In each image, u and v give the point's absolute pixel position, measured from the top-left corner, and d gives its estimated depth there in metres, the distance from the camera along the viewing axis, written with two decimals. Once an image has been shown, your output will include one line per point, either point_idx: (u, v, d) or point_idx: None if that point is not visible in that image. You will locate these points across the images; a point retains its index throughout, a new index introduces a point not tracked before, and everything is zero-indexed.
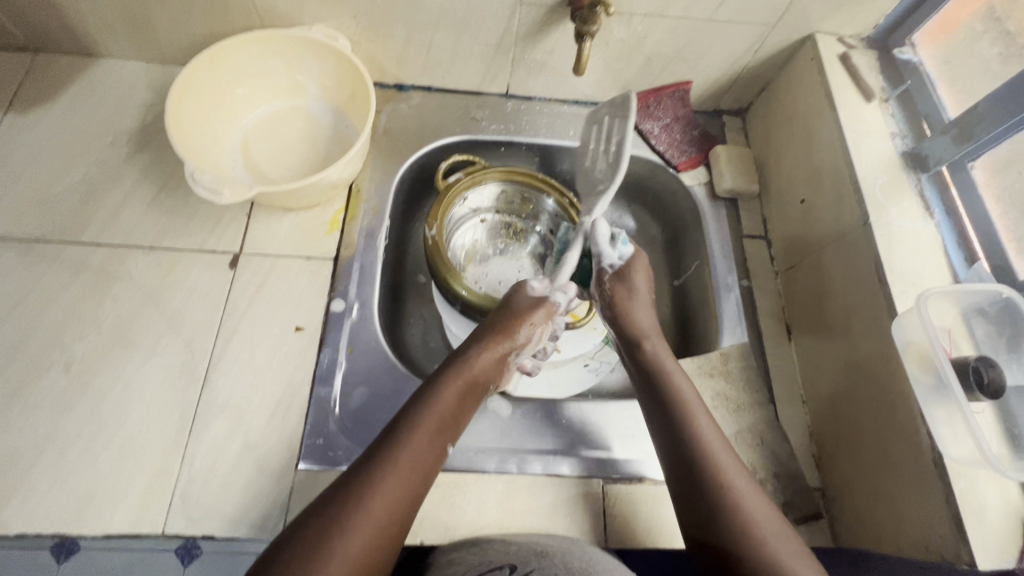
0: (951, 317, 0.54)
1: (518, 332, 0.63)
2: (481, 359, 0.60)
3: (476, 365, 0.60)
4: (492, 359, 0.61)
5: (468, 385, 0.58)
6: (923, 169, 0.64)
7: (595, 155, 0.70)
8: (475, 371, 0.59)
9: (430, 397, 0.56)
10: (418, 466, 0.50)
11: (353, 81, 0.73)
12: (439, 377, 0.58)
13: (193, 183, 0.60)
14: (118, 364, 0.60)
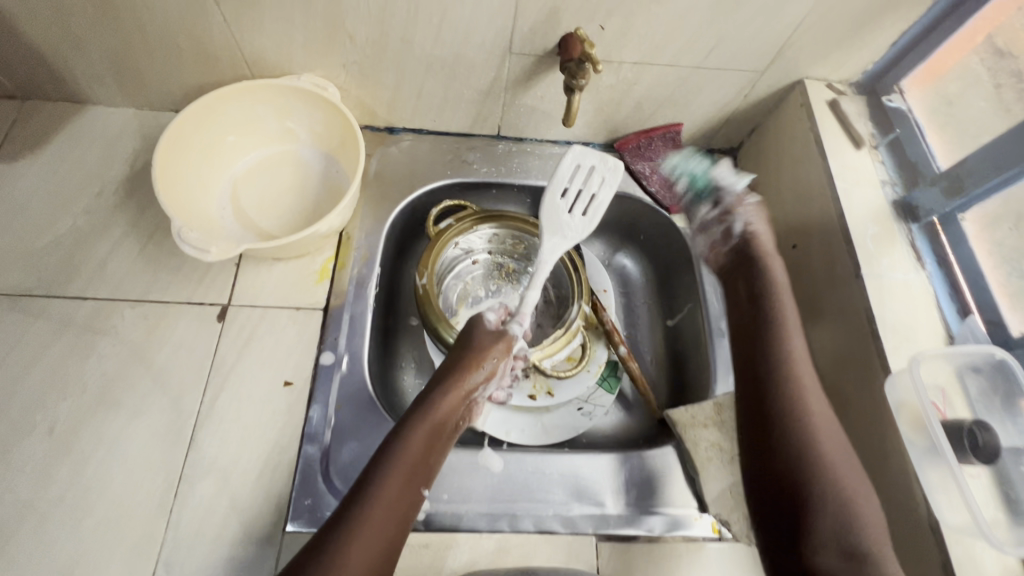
0: (943, 375, 0.53)
1: (482, 371, 0.62)
2: (446, 401, 0.60)
3: (442, 408, 0.59)
4: (458, 399, 0.61)
5: (436, 428, 0.58)
6: (914, 219, 0.64)
7: (571, 207, 0.69)
8: (442, 413, 0.59)
9: (397, 447, 0.56)
10: (385, 519, 0.52)
11: (342, 128, 0.73)
12: (405, 424, 0.57)
13: (179, 242, 0.59)
14: (104, 424, 0.59)
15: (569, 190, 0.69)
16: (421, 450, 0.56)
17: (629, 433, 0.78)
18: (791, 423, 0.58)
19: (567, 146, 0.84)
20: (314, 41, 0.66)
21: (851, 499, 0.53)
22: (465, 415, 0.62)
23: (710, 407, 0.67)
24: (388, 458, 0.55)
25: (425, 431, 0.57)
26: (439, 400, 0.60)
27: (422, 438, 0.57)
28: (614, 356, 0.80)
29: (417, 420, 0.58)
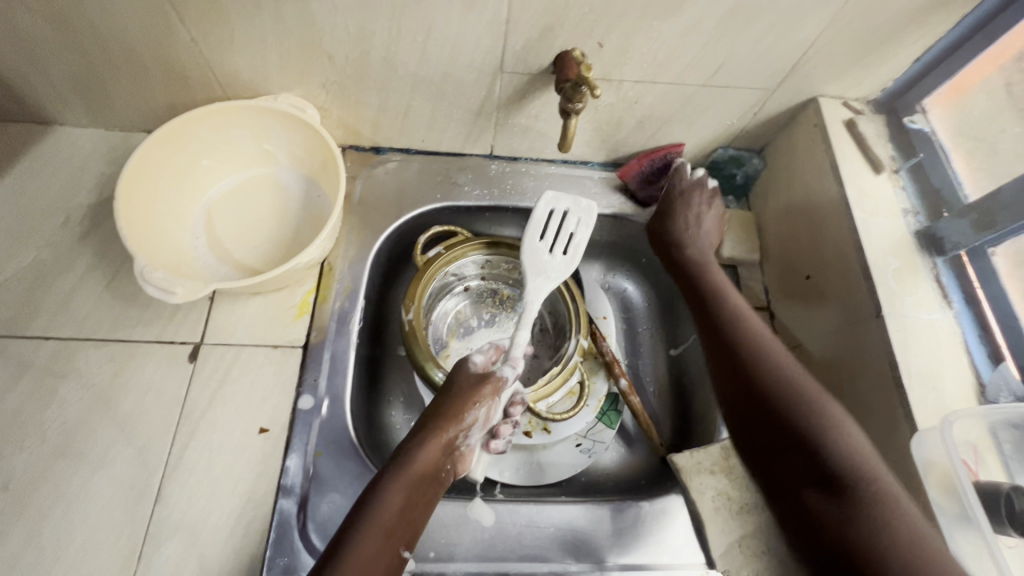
0: (976, 431, 0.49)
1: (464, 416, 0.58)
2: (427, 449, 0.56)
3: (423, 458, 0.55)
4: (440, 447, 0.56)
5: (418, 479, 0.54)
6: (939, 252, 0.59)
7: (553, 249, 0.67)
8: (422, 464, 0.54)
9: (373, 501, 0.51)
10: None
11: (323, 151, 0.68)
12: (383, 476, 0.53)
13: (142, 282, 0.55)
14: (64, 478, 0.55)
15: (547, 233, 0.67)
16: (401, 505, 0.52)
17: (630, 471, 0.73)
18: (755, 373, 0.57)
19: (564, 165, 0.79)
20: (290, 60, 0.61)
21: (836, 435, 0.51)
22: (451, 466, 0.57)
23: (716, 452, 0.62)
24: (365, 512, 0.50)
25: (405, 482, 0.53)
26: (421, 448, 0.55)
27: (402, 491, 0.52)
28: (614, 388, 0.75)
29: (396, 471, 0.53)
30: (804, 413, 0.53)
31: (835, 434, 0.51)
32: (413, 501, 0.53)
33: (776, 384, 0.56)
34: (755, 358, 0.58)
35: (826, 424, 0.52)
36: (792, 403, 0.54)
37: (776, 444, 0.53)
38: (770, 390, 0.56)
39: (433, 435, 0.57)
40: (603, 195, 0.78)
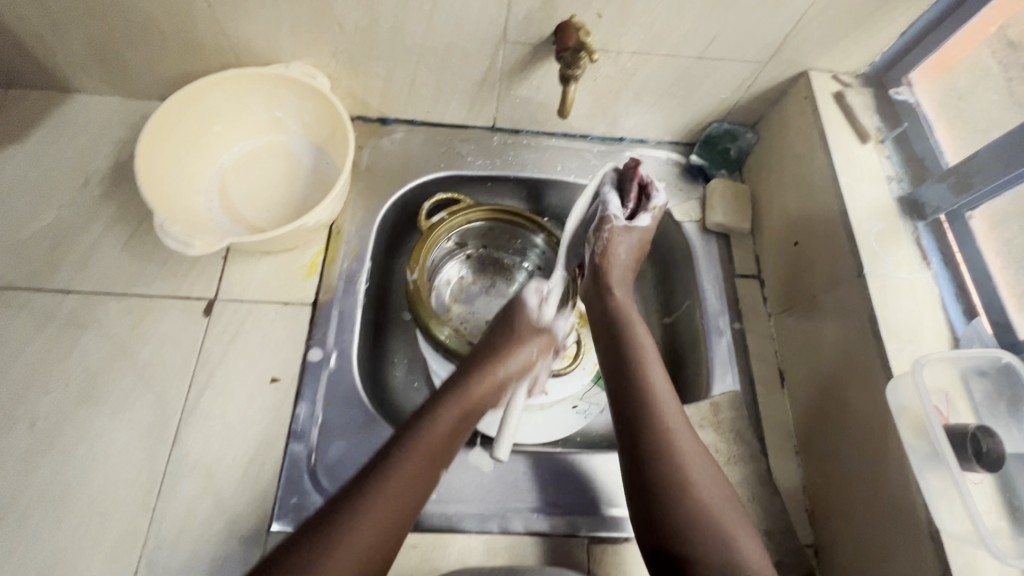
0: (947, 378, 0.52)
1: (519, 353, 0.63)
2: (484, 381, 0.60)
3: (477, 389, 0.59)
4: (494, 385, 0.60)
5: (467, 408, 0.57)
6: (920, 217, 0.62)
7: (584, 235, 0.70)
8: (477, 394, 0.58)
9: (429, 418, 0.55)
10: (400, 496, 0.49)
11: (332, 119, 0.71)
12: (440, 398, 0.57)
13: (161, 235, 0.58)
14: (85, 421, 0.58)
15: (584, 217, 0.70)
16: (454, 427, 0.56)
17: None
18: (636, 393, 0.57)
19: (563, 138, 0.82)
20: (302, 29, 0.64)
21: (689, 486, 0.51)
22: (497, 402, 0.61)
23: (706, 408, 0.66)
24: (418, 430, 0.54)
25: (462, 408, 0.57)
26: (447, 410, 0.56)
27: (458, 415, 0.56)
28: None
29: (454, 396, 0.58)
30: (669, 469, 0.52)
31: (695, 486, 0.51)
32: (437, 459, 0.53)
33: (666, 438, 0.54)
34: (646, 410, 0.56)
35: (697, 484, 0.52)
36: (662, 460, 0.53)
37: (633, 484, 0.53)
38: (648, 425, 0.55)
39: (458, 399, 0.57)
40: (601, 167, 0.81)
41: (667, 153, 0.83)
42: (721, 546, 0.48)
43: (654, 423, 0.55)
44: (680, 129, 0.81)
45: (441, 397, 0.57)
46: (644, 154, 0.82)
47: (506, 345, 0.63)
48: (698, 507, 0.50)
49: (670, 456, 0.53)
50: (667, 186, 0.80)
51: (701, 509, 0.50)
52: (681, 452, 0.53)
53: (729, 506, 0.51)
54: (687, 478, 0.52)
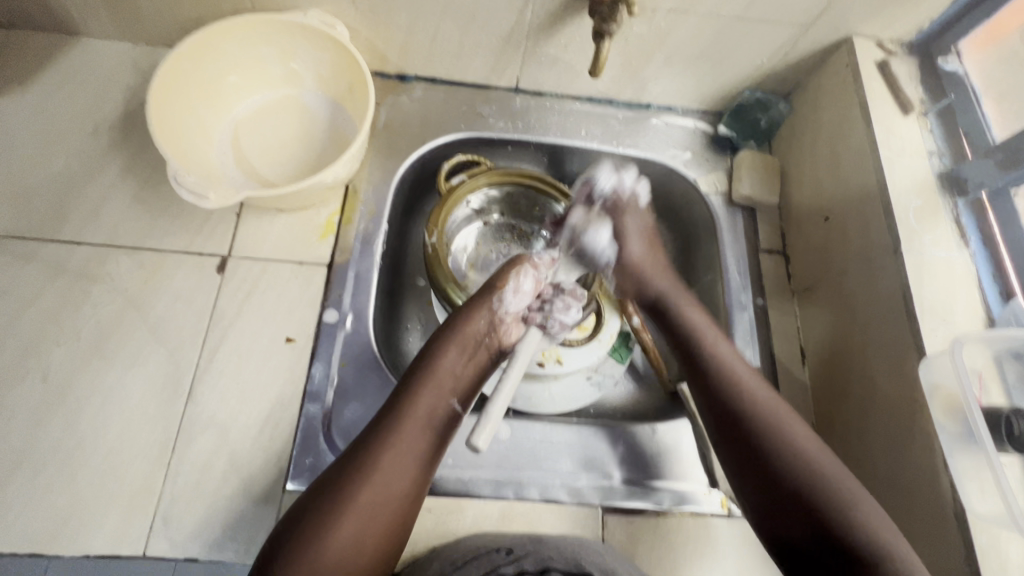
0: (982, 359, 0.50)
1: (505, 287, 0.59)
2: (473, 317, 0.57)
3: (469, 325, 0.57)
4: (487, 319, 0.58)
5: (461, 346, 0.56)
6: (961, 193, 0.60)
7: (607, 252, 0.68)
8: (469, 330, 0.57)
9: (429, 363, 0.54)
10: (411, 439, 0.50)
11: (350, 73, 0.68)
12: (438, 343, 0.56)
13: (176, 186, 0.56)
14: (98, 375, 0.57)
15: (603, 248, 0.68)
16: (453, 367, 0.55)
17: (636, 405, 0.74)
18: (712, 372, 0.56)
19: (588, 102, 0.78)
20: None
21: (797, 453, 0.49)
22: (496, 338, 0.58)
23: None
24: (417, 377, 0.53)
25: (456, 346, 0.56)
26: (421, 389, 0.53)
27: (454, 355, 0.55)
28: (626, 326, 0.76)
29: (447, 336, 0.56)
30: (776, 443, 0.50)
31: (793, 442, 0.50)
32: (423, 439, 0.51)
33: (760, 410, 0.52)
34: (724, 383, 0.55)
35: (802, 451, 0.50)
36: (762, 429, 0.51)
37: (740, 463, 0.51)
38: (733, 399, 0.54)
39: (432, 376, 0.54)
40: (626, 134, 0.78)
41: (695, 122, 0.80)
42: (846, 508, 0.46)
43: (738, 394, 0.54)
44: (710, 97, 0.78)
45: (414, 376, 0.54)
46: (671, 122, 0.79)
47: (473, 318, 0.57)
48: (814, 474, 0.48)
49: (769, 427, 0.51)
50: (693, 156, 0.77)
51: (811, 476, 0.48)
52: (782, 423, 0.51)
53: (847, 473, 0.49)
54: (795, 449, 0.50)
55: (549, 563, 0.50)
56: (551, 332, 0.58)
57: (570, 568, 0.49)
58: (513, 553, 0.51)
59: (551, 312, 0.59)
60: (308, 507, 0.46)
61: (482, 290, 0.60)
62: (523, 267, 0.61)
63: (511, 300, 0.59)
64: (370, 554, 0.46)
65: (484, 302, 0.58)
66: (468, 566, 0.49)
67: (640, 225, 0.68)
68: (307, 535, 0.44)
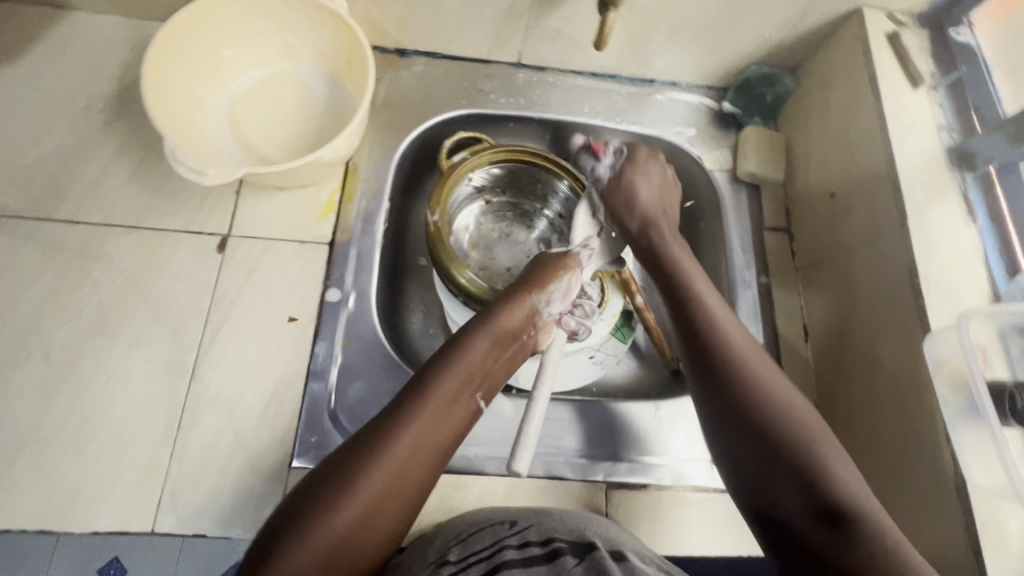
0: (987, 334, 0.50)
1: (552, 283, 0.58)
2: (512, 309, 0.55)
3: (508, 316, 0.55)
4: (525, 311, 0.56)
5: (496, 338, 0.54)
6: (969, 168, 0.59)
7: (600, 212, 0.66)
8: (508, 320, 0.55)
9: (461, 348, 0.52)
10: (432, 431, 0.48)
11: (348, 46, 0.66)
12: (470, 328, 0.54)
13: (174, 163, 0.55)
14: (100, 354, 0.57)
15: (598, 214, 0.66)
16: (485, 355, 0.53)
17: (640, 384, 0.74)
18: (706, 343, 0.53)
19: (590, 77, 0.77)
20: None
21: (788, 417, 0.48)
22: (532, 332, 0.57)
23: None
24: (447, 360, 0.51)
25: (491, 334, 0.54)
26: (448, 374, 0.50)
27: (488, 343, 0.53)
28: (628, 305, 0.75)
29: (482, 323, 0.54)
30: (773, 422, 0.48)
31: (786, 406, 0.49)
32: (443, 431, 0.48)
33: (745, 392, 0.50)
34: (719, 350, 0.52)
35: (794, 421, 0.48)
36: (762, 408, 0.49)
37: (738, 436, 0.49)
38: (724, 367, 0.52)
39: (460, 366, 0.51)
40: (629, 110, 0.76)
41: (700, 98, 0.78)
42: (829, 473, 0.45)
43: (731, 373, 0.51)
44: (715, 72, 0.76)
45: (443, 359, 0.52)
46: (675, 98, 0.78)
47: (515, 311, 0.56)
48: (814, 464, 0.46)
49: (770, 409, 0.49)
50: (698, 133, 0.76)
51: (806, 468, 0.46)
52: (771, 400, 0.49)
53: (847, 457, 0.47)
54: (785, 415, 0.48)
55: (553, 534, 0.50)
56: (577, 337, 0.62)
57: (574, 538, 0.50)
58: (517, 525, 0.52)
59: (580, 318, 0.62)
60: (314, 488, 0.44)
61: (527, 281, 0.58)
62: (574, 269, 0.60)
63: (557, 303, 0.58)
64: (373, 542, 0.44)
65: (531, 296, 0.57)
66: (473, 539, 0.50)
67: (657, 203, 0.64)
68: (312, 516, 0.42)
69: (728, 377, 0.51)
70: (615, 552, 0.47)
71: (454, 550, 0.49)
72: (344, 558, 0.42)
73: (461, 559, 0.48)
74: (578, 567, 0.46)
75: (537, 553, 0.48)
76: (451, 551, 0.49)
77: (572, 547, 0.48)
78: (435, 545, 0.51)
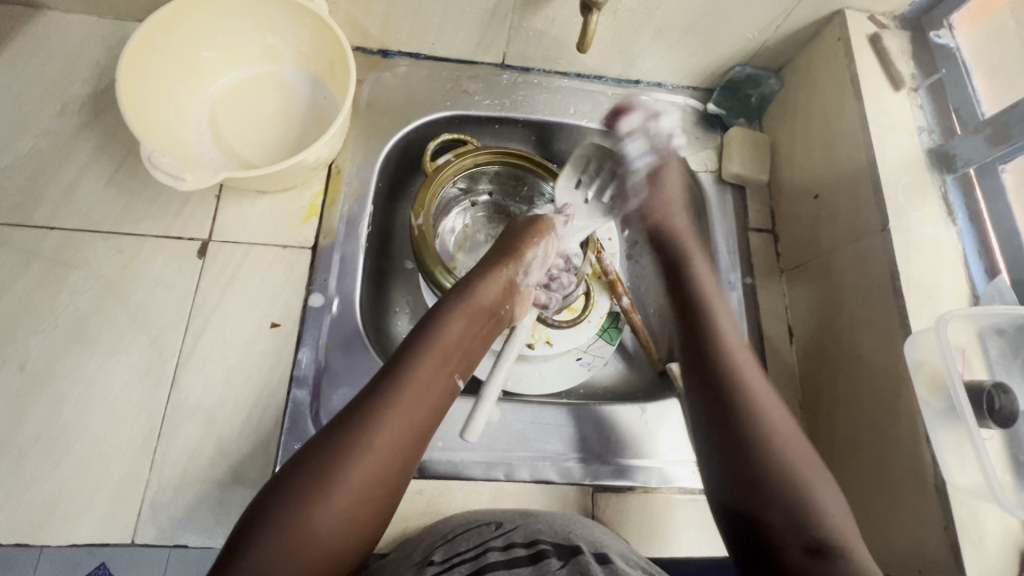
0: (965, 336, 0.50)
1: (524, 257, 0.60)
2: (487, 285, 0.57)
3: (483, 292, 0.56)
4: (498, 287, 0.57)
5: (474, 313, 0.55)
6: (949, 170, 0.59)
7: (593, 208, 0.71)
8: (483, 296, 0.56)
9: (437, 324, 0.53)
10: (414, 412, 0.48)
11: (329, 48, 0.65)
12: (447, 304, 0.54)
13: (150, 167, 0.54)
14: (76, 363, 0.56)
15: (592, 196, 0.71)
16: (462, 331, 0.54)
17: (627, 386, 0.74)
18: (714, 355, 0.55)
19: (576, 78, 0.77)
20: None
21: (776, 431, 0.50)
22: (508, 307, 0.59)
23: None
24: (426, 337, 0.52)
25: (466, 311, 0.54)
26: (428, 354, 0.51)
27: (464, 319, 0.54)
28: (615, 307, 0.74)
29: (458, 300, 0.55)
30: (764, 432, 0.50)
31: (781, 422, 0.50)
32: (418, 411, 0.48)
33: (749, 414, 0.50)
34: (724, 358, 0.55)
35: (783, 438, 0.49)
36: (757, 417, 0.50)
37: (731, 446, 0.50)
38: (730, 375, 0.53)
39: (435, 346, 0.51)
40: None
41: (685, 99, 0.78)
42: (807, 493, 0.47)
43: (741, 397, 0.51)
44: (700, 73, 0.76)
45: (422, 337, 0.52)
46: (661, 99, 0.78)
47: (489, 284, 0.57)
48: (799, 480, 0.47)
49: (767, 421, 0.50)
50: (683, 134, 0.77)
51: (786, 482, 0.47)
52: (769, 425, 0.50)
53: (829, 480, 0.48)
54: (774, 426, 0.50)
55: (538, 536, 0.50)
56: (547, 309, 0.65)
57: (559, 540, 0.50)
58: (502, 526, 0.52)
59: (553, 290, 0.65)
60: (296, 473, 0.44)
61: (502, 253, 0.60)
62: (548, 237, 0.63)
63: (534, 271, 0.61)
64: (359, 529, 0.44)
65: (504, 270, 0.58)
66: (458, 540, 0.50)
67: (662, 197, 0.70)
68: (293, 503, 0.42)
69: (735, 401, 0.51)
70: (599, 556, 0.47)
71: (439, 551, 0.49)
72: (326, 547, 0.42)
73: (445, 560, 0.48)
74: (562, 569, 0.45)
75: (522, 555, 0.48)
76: (436, 552, 0.48)
77: (557, 549, 0.48)
78: (421, 547, 0.50)
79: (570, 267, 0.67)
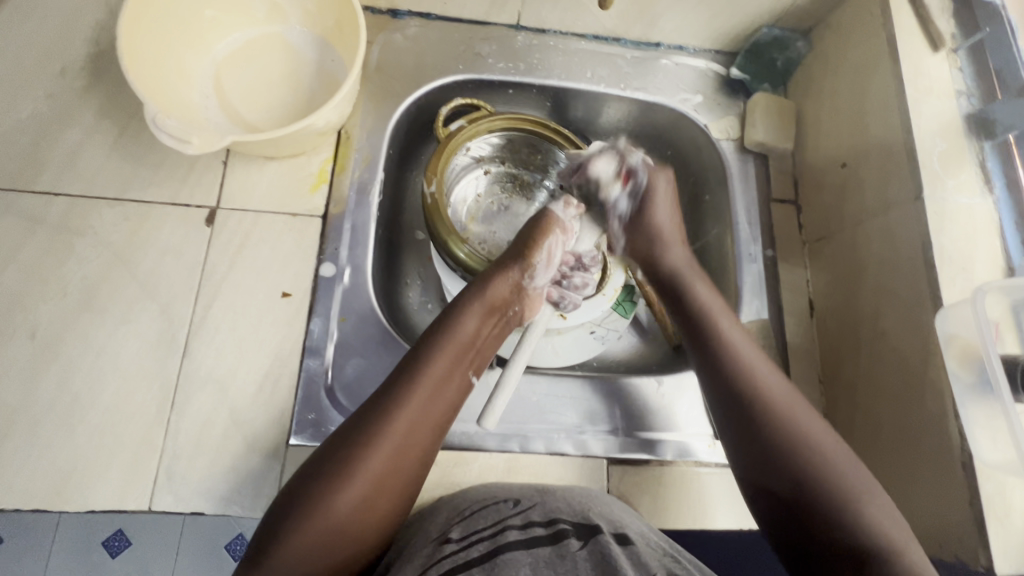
0: (999, 308, 0.48)
1: (536, 255, 0.56)
2: (497, 284, 0.55)
3: (493, 291, 0.54)
4: (507, 286, 0.55)
5: (482, 314, 0.53)
6: (988, 136, 0.57)
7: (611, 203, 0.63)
8: (492, 296, 0.54)
9: (448, 323, 0.52)
10: (427, 408, 0.47)
11: (338, 7, 0.62)
12: (459, 304, 0.53)
13: (154, 130, 0.52)
14: (87, 331, 0.55)
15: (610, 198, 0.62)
16: (473, 331, 0.52)
17: (642, 359, 0.73)
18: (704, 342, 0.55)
19: (593, 40, 0.73)
20: None
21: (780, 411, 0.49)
22: (518, 304, 0.57)
23: None
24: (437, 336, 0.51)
25: (478, 311, 0.53)
26: (438, 354, 0.49)
27: (476, 319, 0.53)
28: (631, 279, 0.73)
29: (469, 299, 0.53)
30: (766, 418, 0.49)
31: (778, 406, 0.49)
32: (435, 406, 0.48)
33: (786, 439, 0.47)
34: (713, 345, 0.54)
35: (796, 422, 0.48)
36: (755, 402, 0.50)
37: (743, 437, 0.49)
38: (729, 368, 0.52)
39: (451, 341, 0.50)
40: (633, 75, 0.73)
41: (707, 63, 0.75)
42: (825, 468, 0.46)
43: (751, 390, 0.50)
44: (724, 35, 0.73)
45: (432, 337, 0.51)
46: (681, 63, 0.74)
47: (501, 282, 0.55)
48: (811, 459, 0.46)
49: (768, 405, 0.49)
50: (705, 100, 0.74)
51: (803, 468, 0.46)
52: (808, 453, 0.46)
53: (852, 458, 0.47)
54: (776, 405, 0.49)
55: (556, 514, 0.50)
56: (560, 308, 0.64)
57: (577, 518, 0.49)
58: (521, 503, 0.51)
59: (567, 290, 0.64)
60: (314, 467, 0.44)
61: (510, 254, 0.57)
62: (557, 233, 0.58)
63: (540, 274, 0.57)
64: (375, 522, 0.44)
65: (513, 269, 0.55)
66: (475, 516, 0.49)
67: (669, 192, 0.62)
68: (310, 498, 0.42)
69: (762, 422, 0.49)
70: (618, 535, 0.47)
71: (456, 528, 0.48)
72: (344, 538, 0.42)
73: (463, 538, 0.47)
74: (582, 551, 0.46)
75: (541, 534, 0.48)
76: (453, 529, 0.48)
77: (576, 529, 0.48)
78: (438, 523, 0.50)
79: (580, 266, 0.65)
